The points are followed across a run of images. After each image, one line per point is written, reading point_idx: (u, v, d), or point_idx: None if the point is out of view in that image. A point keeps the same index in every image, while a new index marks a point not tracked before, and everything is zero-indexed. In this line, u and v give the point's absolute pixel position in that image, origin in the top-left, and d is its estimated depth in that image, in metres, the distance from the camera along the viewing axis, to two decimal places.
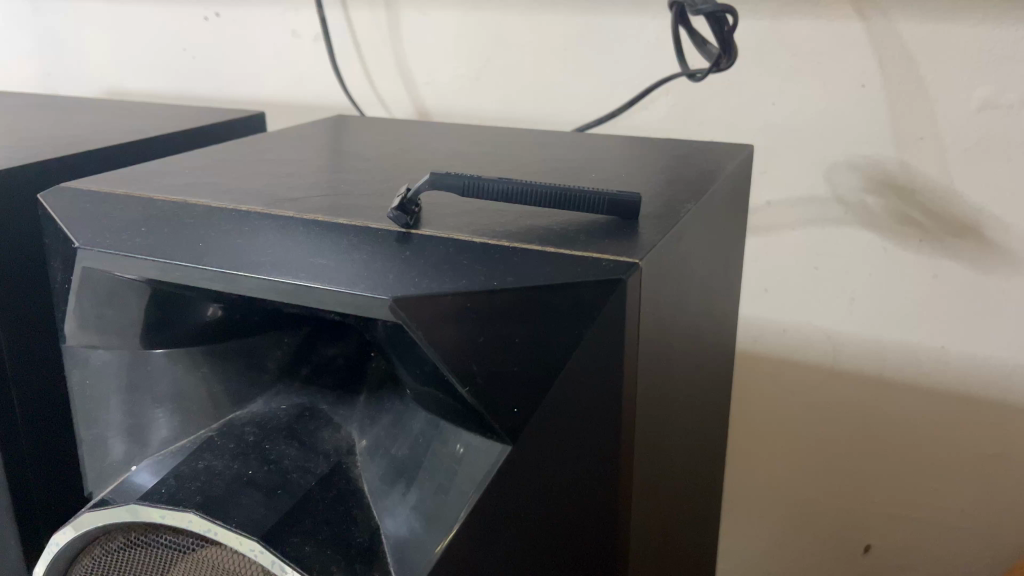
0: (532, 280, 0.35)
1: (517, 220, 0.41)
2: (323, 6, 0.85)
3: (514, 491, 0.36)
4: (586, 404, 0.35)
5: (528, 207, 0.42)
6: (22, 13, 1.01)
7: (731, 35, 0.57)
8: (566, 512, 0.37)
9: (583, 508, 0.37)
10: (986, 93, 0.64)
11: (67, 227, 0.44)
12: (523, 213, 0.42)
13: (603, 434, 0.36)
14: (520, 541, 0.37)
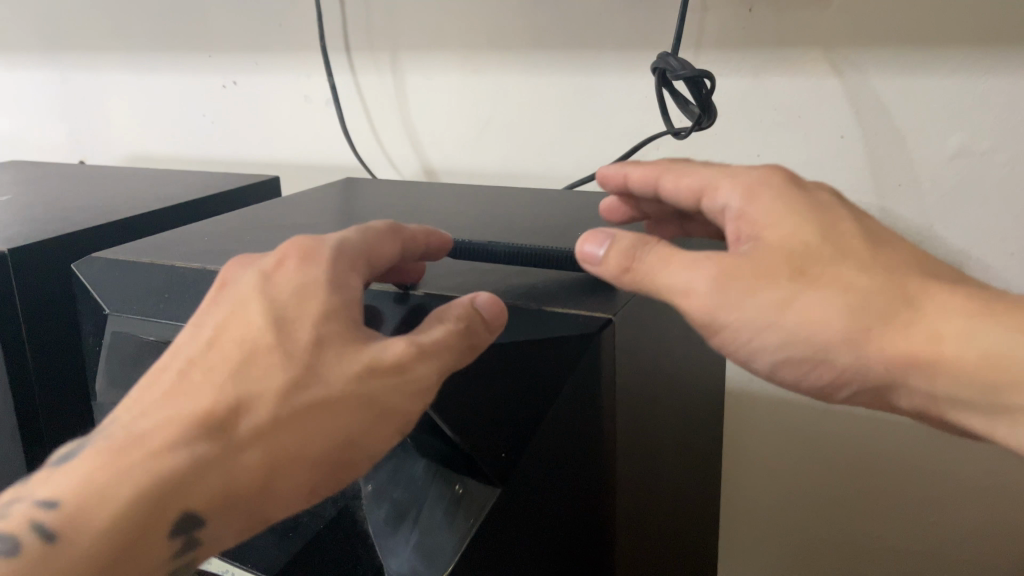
0: (519, 337, 0.39)
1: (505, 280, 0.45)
2: (333, 73, 0.90)
3: (505, 528, 0.40)
4: (569, 448, 0.39)
5: (515, 269, 0.46)
6: (51, 84, 1.08)
7: (710, 97, 0.61)
8: (556, 548, 0.40)
9: (572, 543, 0.40)
10: (959, 141, 0.67)
11: (99, 296, 0.49)
12: (510, 273, 0.46)
13: (587, 474, 0.39)
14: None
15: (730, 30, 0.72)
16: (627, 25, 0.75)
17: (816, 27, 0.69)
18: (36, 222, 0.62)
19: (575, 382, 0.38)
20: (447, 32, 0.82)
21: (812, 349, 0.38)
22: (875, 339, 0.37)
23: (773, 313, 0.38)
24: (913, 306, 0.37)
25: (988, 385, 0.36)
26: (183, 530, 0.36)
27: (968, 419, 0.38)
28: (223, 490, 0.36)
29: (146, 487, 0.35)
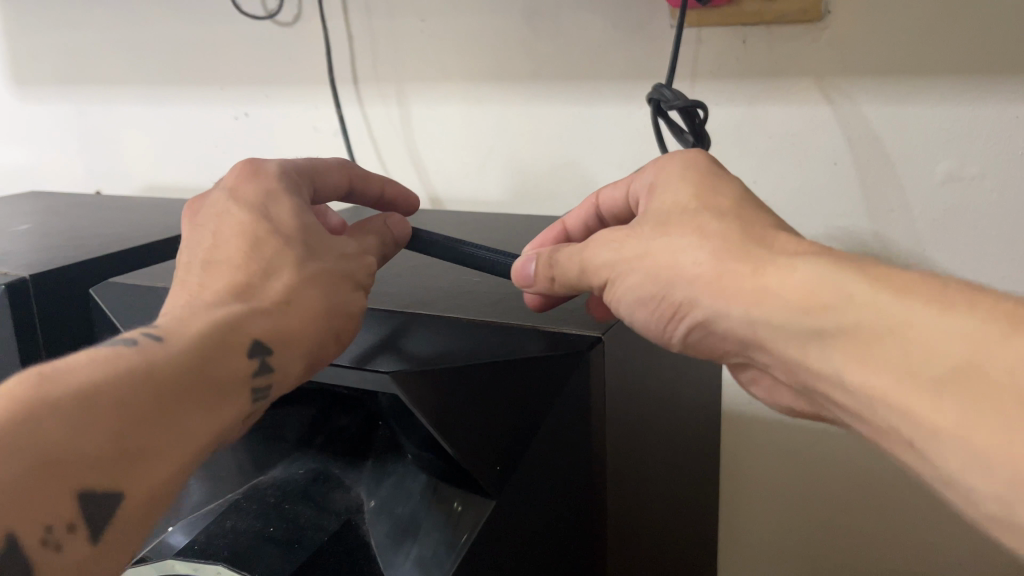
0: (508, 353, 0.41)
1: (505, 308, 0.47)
2: (341, 104, 0.92)
3: (501, 537, 0.41)
4: (567, 456, 0.41)
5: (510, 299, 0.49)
6: (68, 117, 1.11)
7: (703, 126, 0.63)
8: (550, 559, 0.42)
9: (565, 552, 0.42)
10: (949, 167, 0.69)
11: (115, 317, 0.52)
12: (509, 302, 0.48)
13: (578, 488, 0.41)
14: None
15: (724, 60, 0.74)
16: (625, 56, 0.77)
17: (807, 57, 0.71)
18: (55, 249, 0.64)
19: (574, 395, 0.40)
20: (451, 64, 0.85)
21: (658, 279, 0.41)
22: (704, 267, 0.39)
23: (625, 257, 0.43)
24: (767, 247, 0.39)
25: (811, 310, 0.35)
26: (255, 358, 0.41)
27: (819, 370, 0.36)
28: (276, 328, 0.42)
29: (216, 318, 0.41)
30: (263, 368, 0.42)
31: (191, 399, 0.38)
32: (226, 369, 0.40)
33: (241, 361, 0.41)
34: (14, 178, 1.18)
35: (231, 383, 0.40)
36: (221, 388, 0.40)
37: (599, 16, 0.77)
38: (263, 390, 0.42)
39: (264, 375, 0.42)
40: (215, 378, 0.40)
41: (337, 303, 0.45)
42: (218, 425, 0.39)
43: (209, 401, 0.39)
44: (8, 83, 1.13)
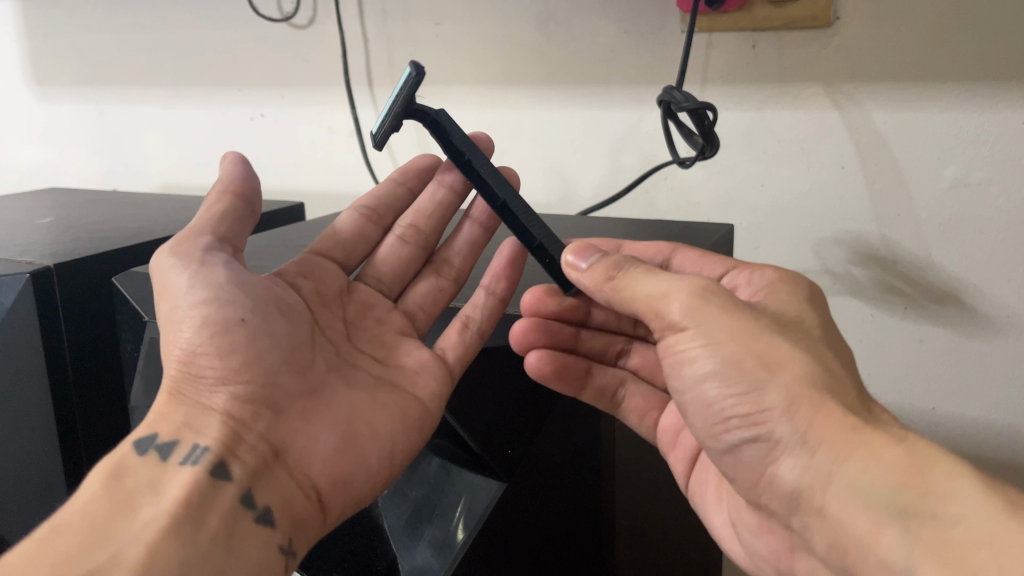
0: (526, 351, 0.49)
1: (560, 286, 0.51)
2: (356, 105, 0.94)
3: (510, 515, 0.44)
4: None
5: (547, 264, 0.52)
6: (89, 119, 1.13)
7: (712, 128, 0.64)
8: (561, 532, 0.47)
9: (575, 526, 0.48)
10: (955, 173, 0.70)
11: (137, 305, 0.54)
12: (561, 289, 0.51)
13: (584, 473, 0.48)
14: (524, 555, 0.45)
15: (734, 65, 0.75)
16: (635, 62, 0.79)
17: (815, 63, 0.72)
18: (76, 240, 0.66)
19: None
20: (464, 69, 0.87)
21: (756, 368, 0.42)
22: (799, 381, 0.42)
23: (729, 325, 0.44)
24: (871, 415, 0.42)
25: (920, 492, 0.38)
26: (150, 452, 0.45)
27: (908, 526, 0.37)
28: (157, 420, 0.46)
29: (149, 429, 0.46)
30: (164, 448, 0.45)
31: (104, 511, 0.41)
32: (140, 476, 0.43)
33: (141, 459, 0.44)
34: (32, 178, 1.20)
35: (158, 474, 0.44)
36: (148, 483, 0.43)
37: (612, 20, 0.78)
38: (189, 454, 0.45)
39: (179, 451, 0.45)
40: (128, 487, 0.43)
41: (170, 343, 0.47)
42: (171, 502, 0.42)
43: (136, 498, 0.42)
44: (28, 85, 1.15)
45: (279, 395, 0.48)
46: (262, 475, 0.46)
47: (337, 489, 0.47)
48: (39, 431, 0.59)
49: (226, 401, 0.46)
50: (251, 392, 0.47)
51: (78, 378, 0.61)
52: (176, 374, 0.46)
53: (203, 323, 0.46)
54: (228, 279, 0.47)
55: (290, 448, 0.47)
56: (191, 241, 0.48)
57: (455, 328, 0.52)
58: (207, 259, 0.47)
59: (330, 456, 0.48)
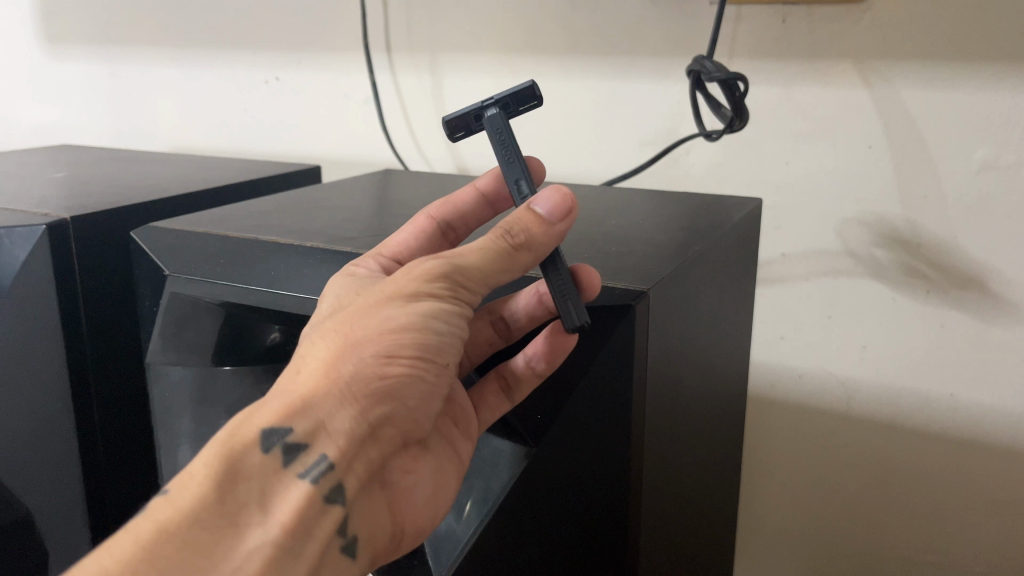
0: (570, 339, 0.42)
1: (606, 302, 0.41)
2: (374, 71, 0.92)
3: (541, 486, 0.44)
4: (587, 432, 0.43)
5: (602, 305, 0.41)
6: (100, 77, 1.12)
7: (743, 101, 0.63)
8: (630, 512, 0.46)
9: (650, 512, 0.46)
10: (985, 155, 0.68)
11: (155, 259, 0.53)
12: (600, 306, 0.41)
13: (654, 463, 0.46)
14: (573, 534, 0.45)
15: (763, 39, 0.74)
16: (662, 33, 0.77)
17: (847, 38, 0.71)
18: (93, 195, 0.65)
19: (601, 366, 0.42)
20: (486, 36, 0.85)
21: None
22: None
23: None
24: None
25: None
26: (274, 451, 0.37)
27: None
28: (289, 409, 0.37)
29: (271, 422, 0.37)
30: (291, 452, 0.37)
31: (211, 529, 0.35)
32: (253, 482, 0.37)
33: (261, 458, 0.37)
34: (40, 137, 1.19)
35: (270, 481, 0.37)
36: (259, 496, 0.37)
37: None
38: (313, 466, 0.37)
39: (301, 459, 0.37)
40: (239, 498, 0.36)
41: (357, 344, 0.38)
42: (277, 529, 0.36)
43: (244, 514, 0.36)
44: (40, 40, 1.13)
45: (414, 430, 0.41)
46: (362, 500, 0.40)
47: (417, 528, 0.44)
48: (51, 386, 0.58)
49: (375, 419, 0.38)
50: (402, 420, 0.40)
51: (92, 333, 0.60)
52: (347, 372, 0.37)
53: (412, 350, 0.38)
54: (444, 324, 0.39)
55: (395, 480, 0.42)
56: (455, 265, 0.39)
57: (492, 390, 0.45)
58: (452, 299, 0.39)
59: (421, 501, 0.43)
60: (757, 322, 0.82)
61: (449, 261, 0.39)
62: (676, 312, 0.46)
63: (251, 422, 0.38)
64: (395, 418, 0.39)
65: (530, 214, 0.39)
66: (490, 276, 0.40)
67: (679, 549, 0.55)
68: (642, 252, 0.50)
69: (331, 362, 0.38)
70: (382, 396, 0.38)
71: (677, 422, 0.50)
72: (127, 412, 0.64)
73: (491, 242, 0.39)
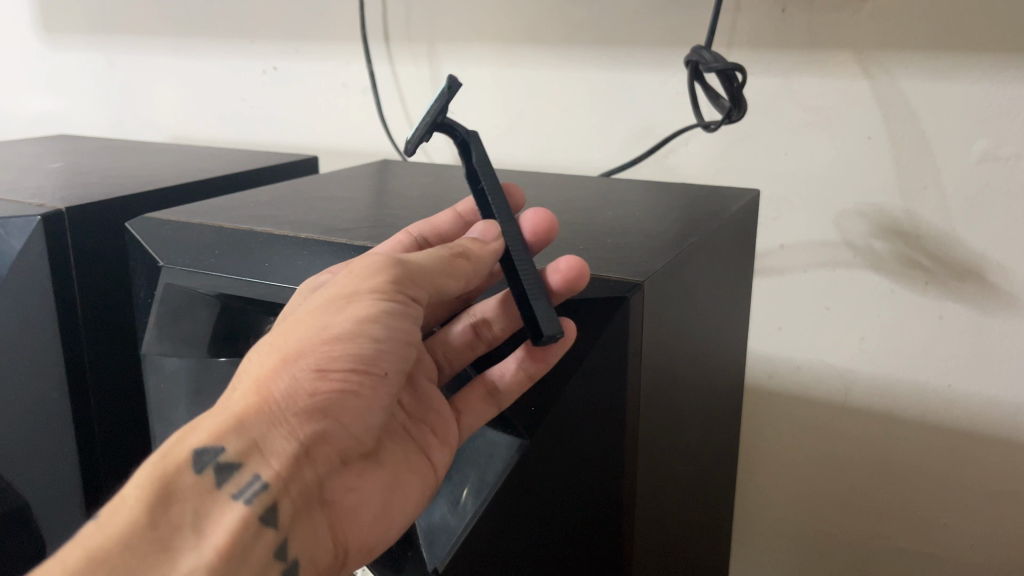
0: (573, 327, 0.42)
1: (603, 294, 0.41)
2: (372, 61, 0.92)
3: (536, 475, 0.44)
4: (580, 426, 0.43)
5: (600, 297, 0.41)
6: (98, 67, 1.11)
7: (741, 91, 0.62)
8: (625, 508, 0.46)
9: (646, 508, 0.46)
10: (984, 147, 0.68)
11: (151, 250, 0.53)
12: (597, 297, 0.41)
13: (650, 458, 0.46)
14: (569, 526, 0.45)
15: (763, 29, 0.73)
16: (661, 23, 0.77)
17: (847, 28, 0.70)
18: (88, 185, 0.65)
19: (594, 361, 0.42)
20: (485, 26, 0.85)
21: None
22: None
23: None
24: None
25: None
26: (207, 471, 0.38)
27: None
28: (222, 428, 0.39)
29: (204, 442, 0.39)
30: (223, 472, 0.38)
31: (141, 552, 0.36)
32: (186, 505, 0.38)
33: (194, 478, 0.38)
34: (39, 127, 1.18)
35: (203, 503, 0.38)
36: (192, 519, 0.38)
37: None
38: (246, 485, 0.39)
39: (235, 480, 0.39)
40: (172, 522, 0.37)
41: (289, 359, 0.40)
42: (211, 552, 0.37)
43: (178, 539, 0.37)
44: (38, 29, 1.13)
45: (352, 447, 0.43)
46: (302, 521, 0.41)
47: (362, 547, 0.45)
48: (47, 375, 0.58)
49: (307, 436, 0.40)
50: (335, 438, 0.42)
51: (88, 324, 0.60)
52: (278, 389, 0.39)
53: (344, 362, 0.40)
54: (378, 332, 0.40)
55: (336, 501, 0.43)
56: (392, 271, 0.40)
57: (477, 397, 0.46)
58: (389, 305, 0.40)
59: (364, 519, 0.45)
60: (755, 313, 0.81)
61: (388, 265, 0.41)
62: (671, 305, 0.46)
63: (184, 443, 0.39)
64: (330, 433, 0.41)
65: (466, 240, 0.43)
66: (431, 280, 0.41)
67: (675, 541, 0.55)
68: (638, 243, 0.50)
69: (264, 378, 0.39)
70: (313, 411, 0.40)
71: (673, 418, 0.50)
72: (124, 402, 0.64)
73: (431, 253, 0.42)
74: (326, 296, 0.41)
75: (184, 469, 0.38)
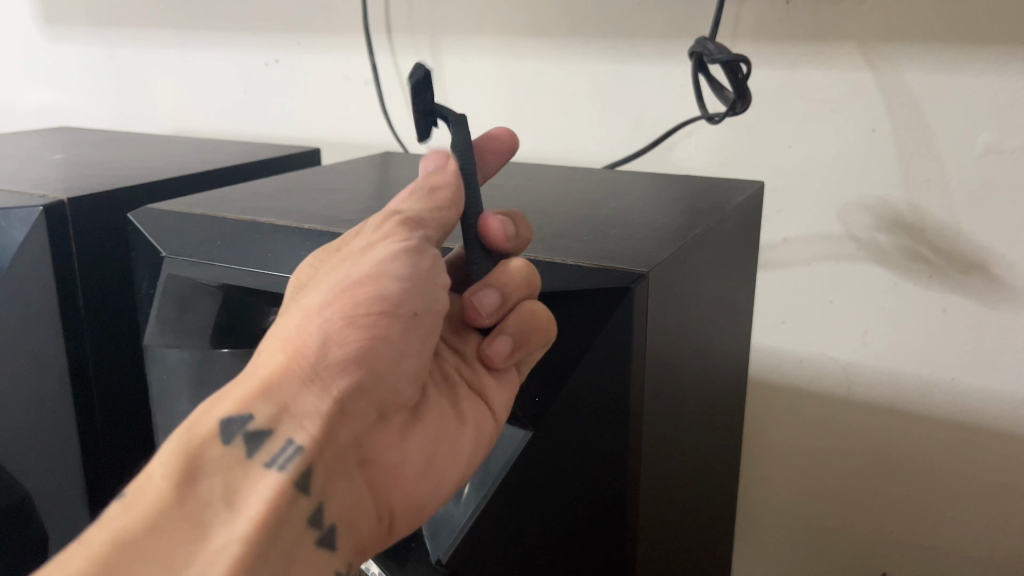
0: (574, 321, 0.42)
1: (607, 283, 0.41)
2: (373, 53, 0.91)
3: (539, 468, 0.44)
4: (583, 420, 0.43)
5: (603, 286, 0.41)
6: (99, 60, 1.11)
7: (746, 82, 0.62)
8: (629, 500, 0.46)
9: (650, 499, 0.47)
10: (989, 140, 0.67)
11: (154, 241, 0.53)
12: (601, 287, 0.41)
13: (654, 451, 0.46)
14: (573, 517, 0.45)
15: (767, 21, 0.73)
16: (664, 15, 0.76)
17: (851, 20, 0.70)
18: (89, 177, 0.65)
19: (596, 354, 0.42)
20: (486, 18, 0.85)
21: None
22: None
23: None
24: None
25: None
26: (236, 441, 0.37)
27: None
28: (249, 395, 0.37)
29: (232, 411, 0.37)
30: (253, 440, 0.36)
31: (173, 531, 0.34)
32: (216, 478, 0.36)
33: (223, 450, 0.37)
34: (40, 120, 1.18)
35: (234, 474, 0.36)
36: (222, 492, 0.36)
37: None
38: (280, 453, 0.36)
39: (268, 447, 0.37)
40: (201, 497, 0.35)
41: (313, 313, 0.38)
42: (246, 524, 0.35)
43: (208, 514, 0.35)
44: (38, 23, 1.13)
45: (392, 401, 0.40)
46: (340, 482, 0.39)
47: (406, 508, 0.42)
48: (50, 367, 0.58)
49: (341, 393, 0.37)
50: (371, 392, 0.38)
51: (89, 315, 0.60)
52: (304, 348, 0.37)
53: (370, 307, 0.37)
54: (400, 271, 0.38)
55: (376, 461, 0.41)
56: (397, 219, 0.40)
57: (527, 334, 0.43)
58: (400, 245, 0.39)
59: (410, 479, 0.42)
60: (759, 306, 0.81)
61: (394, 214, 0.41)
62: (675, 298, 0.46)
63: (210, 414, 0.37)
64: (365, 386, 0.38)
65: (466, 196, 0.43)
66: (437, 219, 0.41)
67: (679, 534, 0.55)
68: (642, 234, 0.49)
69: (291, 338, 0.38)
70: (344, 364, 0.37)
71: (677, 410, 0.50)
72: (125, 394, 0.64)
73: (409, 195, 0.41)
74: (352, 251, 0.40)
75: (215, 441, 0.37)
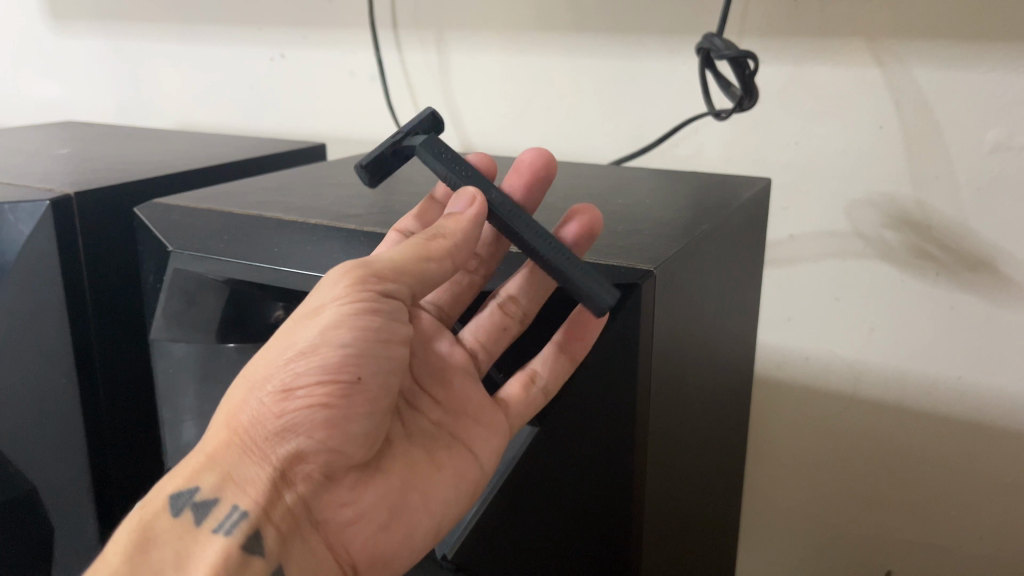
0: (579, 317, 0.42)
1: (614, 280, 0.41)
2: (379, 49, 0.91)
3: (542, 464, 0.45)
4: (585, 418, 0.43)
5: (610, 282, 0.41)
6: (103, 53, 1.11)
7: (753, 79, 0.62)
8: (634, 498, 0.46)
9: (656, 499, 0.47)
10: (996, 137, 0.67)
11: (160, 234, 0.52)
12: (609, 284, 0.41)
13: (660, 450, 0.46)
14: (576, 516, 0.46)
15: (774, 17, 0.73)
16: (671, 10, 0.76)
17: (859, 16, 0.69)
18: (95, 171, 0.65)
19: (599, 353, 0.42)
20: (492, 13, 0.84)
21: None
22: None
23: None
24: None
25: None
26: (185, 512, 0.40)
27: None
28: (198, 468, 0.41)
29: (181, 483, 0.41)
30: (200, 510, 0.40)
31: None
32: (167, 546, 0.40)
33: (173, 521, 0.40)
34: (46, 114, 1.18)
35: (183, 544, 0.40)
36: (173, 559, 0.39)
37: None
38: (224, 519, 0.40)
39: (214, 514, 0.40)
40: (154, 563, 0.39)
41: (254, 387, 0.41)
42: None
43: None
44: (43, 15, 1.13)
45: (341, 462, 0.42)
46: (293, 544, 0.42)
47: (370, 565, 0.44)
48: (56, 363, 0.58)
49: (282, 458, 0.41)
50: (315, 456, 0.41)
51: (94, 309, 0.60)
52: (246, 421, 0.41)
53: (309, 376, 0.40)
54: (343, 338, 0.40)
55: (331, 518, 0.43)
56: (350, 276, 0.40)
57: (519, 385, 0.44)
58: (352, 307, 0.40)
59: (370, 535, 0.43)
60: (765, 303, 0.81)
61: (352, 270, 0.40)
62: (682, 294, 0.46)
63: (162, 489, 0.41)
64: (307, 451, 0.41)
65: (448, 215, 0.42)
66: (408, 267, 0.41)
67: (684, 533, 0.55)
68: (650, 231, 0.49)
69: (234, 413, 0.41)
70: (284, 432, 0.40)
71: (684, 410, 0.50)
72: (130, 389, 0.64)
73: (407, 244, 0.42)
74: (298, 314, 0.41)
75: (168, 511, 0.40)
